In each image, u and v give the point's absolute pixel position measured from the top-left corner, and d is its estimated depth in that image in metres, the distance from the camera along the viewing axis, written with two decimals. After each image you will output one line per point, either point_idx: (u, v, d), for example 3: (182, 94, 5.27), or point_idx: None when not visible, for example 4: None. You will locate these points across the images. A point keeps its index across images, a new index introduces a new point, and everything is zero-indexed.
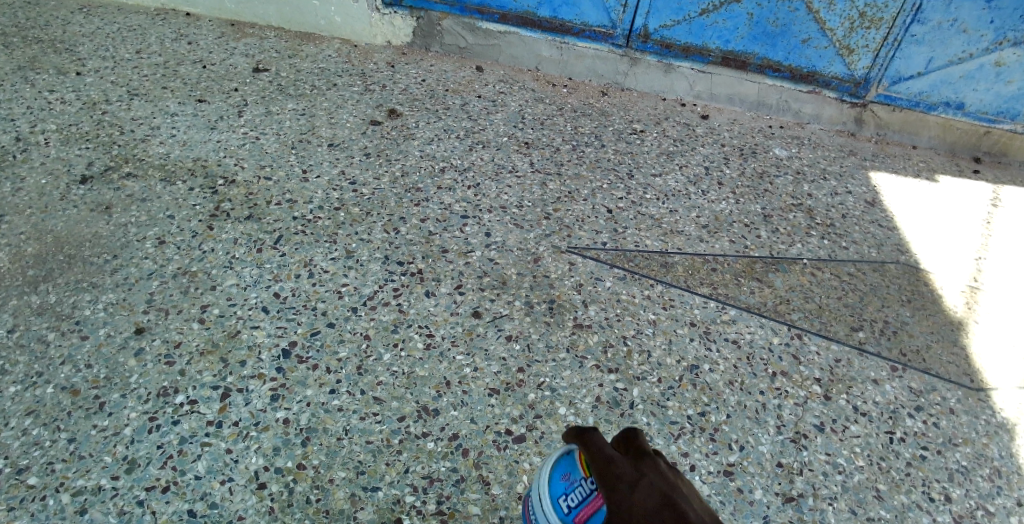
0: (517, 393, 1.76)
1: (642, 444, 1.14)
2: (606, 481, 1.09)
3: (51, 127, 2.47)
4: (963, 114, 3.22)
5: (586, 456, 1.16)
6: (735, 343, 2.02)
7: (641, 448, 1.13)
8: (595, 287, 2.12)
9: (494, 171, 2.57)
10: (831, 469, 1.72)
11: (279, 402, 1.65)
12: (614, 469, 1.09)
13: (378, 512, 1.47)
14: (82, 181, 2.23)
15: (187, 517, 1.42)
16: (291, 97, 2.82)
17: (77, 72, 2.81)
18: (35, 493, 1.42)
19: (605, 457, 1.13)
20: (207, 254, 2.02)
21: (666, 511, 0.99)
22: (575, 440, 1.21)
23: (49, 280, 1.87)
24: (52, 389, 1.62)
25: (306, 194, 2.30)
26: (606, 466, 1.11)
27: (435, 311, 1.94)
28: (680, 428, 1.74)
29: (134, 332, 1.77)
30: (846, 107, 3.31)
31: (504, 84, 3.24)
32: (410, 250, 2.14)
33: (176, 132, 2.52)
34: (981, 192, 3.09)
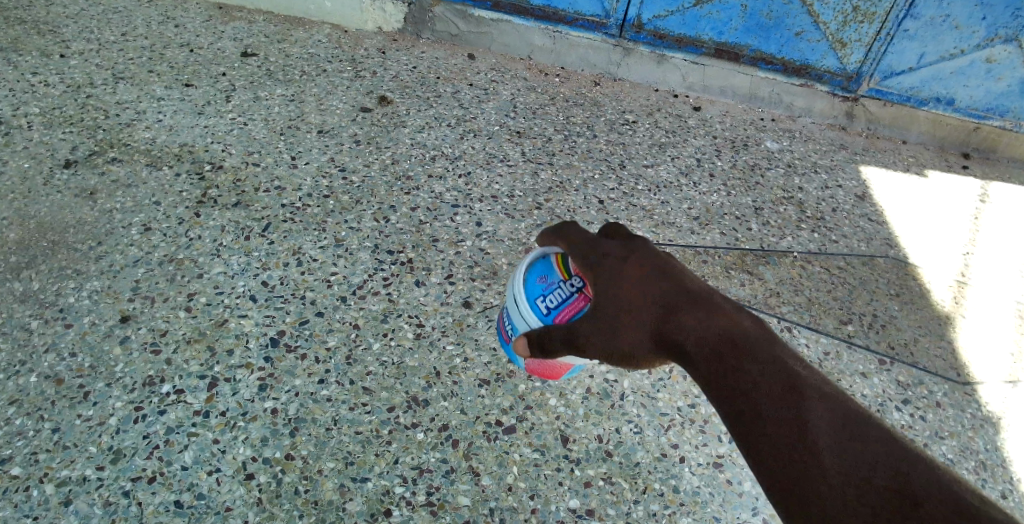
0: (508, 384, 1.75)
1: (626, 232, 1.24)
2: (594, 255, 1.19)
3: (34, 110, 2.41)
4: (953, 109, 3.24)
5: (572, 243, 1.25)
6: None
7: (627, 234, 1.22)
8: None
9: (485, 160, 2.55)
10: None
11: (267, 391, 1.63)
12: (601, 246, 1.20)
13: (368, 503, 1.47)
14: (66, 165, 2.19)
15: (174, 508, 1.41)
16: (279, 83, 2.77)
17: (61, 54, 2.74)
18: (18, 483, 1.40)
19: (593, 242, 1.22)
20: (194, 242, 1.99)
21: (661, 276, 1.11)
22: (554, 236, 1.30)
23: (32, 267, 1.84)
24: (36, 378, 1.59)
25: (295, 182, 2.27)
26: (594, 247, 1.21)
27: (425, 301, 1.93)
28: (669, 419, 1.75)
29: (119, 321, 1.74)
30: (837, 100, 3.31)
31: (496, 73, 3.20)
32: (400, 239, 2.12)
33: (163, 117, 2.47)
34: (969, 187, 3.12)
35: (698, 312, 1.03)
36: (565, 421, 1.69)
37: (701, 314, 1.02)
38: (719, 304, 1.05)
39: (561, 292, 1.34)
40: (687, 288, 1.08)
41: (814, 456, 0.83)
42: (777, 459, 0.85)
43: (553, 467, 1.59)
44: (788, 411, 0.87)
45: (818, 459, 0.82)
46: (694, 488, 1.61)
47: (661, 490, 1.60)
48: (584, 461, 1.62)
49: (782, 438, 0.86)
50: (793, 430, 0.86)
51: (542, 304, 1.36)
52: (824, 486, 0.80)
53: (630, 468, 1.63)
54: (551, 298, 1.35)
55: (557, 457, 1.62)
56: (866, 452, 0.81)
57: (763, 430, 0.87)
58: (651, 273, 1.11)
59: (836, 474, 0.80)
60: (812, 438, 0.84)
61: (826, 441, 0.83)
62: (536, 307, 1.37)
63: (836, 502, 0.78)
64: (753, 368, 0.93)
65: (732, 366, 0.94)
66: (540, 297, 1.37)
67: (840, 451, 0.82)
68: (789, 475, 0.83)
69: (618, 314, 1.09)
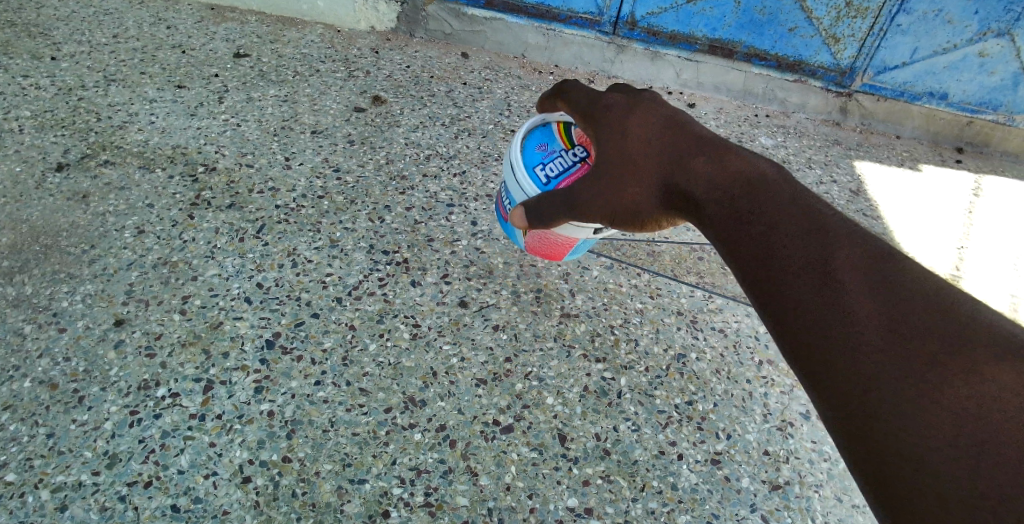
0: (505, 383, 1.75)
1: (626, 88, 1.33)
2: (597, 105, 1.28)
3: (25, 113, 2.40)
4: (946, 104, 3.24)
5: (573, 99, 1.34)
6: (722, 331, 2.02)
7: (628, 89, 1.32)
8: (582, 276, 2.10)
9: (480, 159, 2.55)
10: (816, 457, 1.74)
11: (263, 394, 1.63)
12: (605, 100, 1.27)
13: (366, 505, 1.46)
14: (58, 168, 2.17)
15: (171, 512, 1.40)
16: (273, 84, 2.76)
17: (52, 56, 2.73)
18: (13, 490, 1.39)
19: (593, 96, 1.31)
20: (188, 244, 1.98)
21: (668, 127, 1.20)
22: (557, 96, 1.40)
23: (25, 271, 1.83)
24: (30, 383, 1.58)
25: (289, 182, 2.26)
26: (604, 98, 1.28)
27: (421, 301, 1.92)
28: (667, 416, 1.75)
29: (114, 324, 1.73)
30: (831, 96, 3.31)
31: (490, 72, 3.19)
32: (396, 239, 2.11)
33: (155, 119, 2.46)
34: (963, 181, 3.13)
35: (712, 162, 1.12)
36: (562, 420, 1.69)
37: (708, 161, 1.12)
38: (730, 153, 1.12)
39: (562, 160, 1.50)
40: (701, 141, 1.17)
41: (835, 285, 0.87)
42: (798, 280, 0.91)
43: (551, 465, 1.59)
44: (806, 242, 0.93)
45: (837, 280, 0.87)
46: (692, 485, 1.61)
47: (659, 488, 1.60)
48: (582, 460, 1.62)
49: (799, 266, 0.91)
50: (814, 261, 0.90)
51: (543, 170, 1.51)
52: (842, 312, 0.85)
53: (628, 466, 1.62)
54: (552, 165, 1.50)
55: (555, 456, 1.61)
56: (891, 286, 0.84)
57: (776, 259, 0.94)
58: (665, 128, 1.20)
59: (859, 304, 0.84)
60: (834, 269, 0.88)
61: (848, 273, 0.87)
62: (536, 173, 1.51)
63: (854, 331, 0.83)
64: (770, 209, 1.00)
65: (745, 205, 1.03)
66: (540, 164, 1.52)
67: (866, 283, 0.86)
68: (806, 301, 0.88)
69: (628, 168, 1.19)
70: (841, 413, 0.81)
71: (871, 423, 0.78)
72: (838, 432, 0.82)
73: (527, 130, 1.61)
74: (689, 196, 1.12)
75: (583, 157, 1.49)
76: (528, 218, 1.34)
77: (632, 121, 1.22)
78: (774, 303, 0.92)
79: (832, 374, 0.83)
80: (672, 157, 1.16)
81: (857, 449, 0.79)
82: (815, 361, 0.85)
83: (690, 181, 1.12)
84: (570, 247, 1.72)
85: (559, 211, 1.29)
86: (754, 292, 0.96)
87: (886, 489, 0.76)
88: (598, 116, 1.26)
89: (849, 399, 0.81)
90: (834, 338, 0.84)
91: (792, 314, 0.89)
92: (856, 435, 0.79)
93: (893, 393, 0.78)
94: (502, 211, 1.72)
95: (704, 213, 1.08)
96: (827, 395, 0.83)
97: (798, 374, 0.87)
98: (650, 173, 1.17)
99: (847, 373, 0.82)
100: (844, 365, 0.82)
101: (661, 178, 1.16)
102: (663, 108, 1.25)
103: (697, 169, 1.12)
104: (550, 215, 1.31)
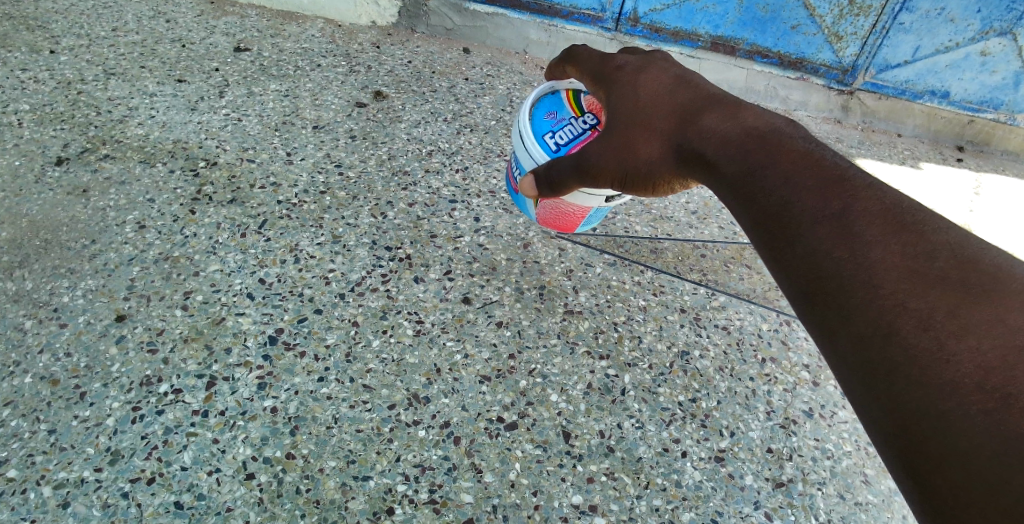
0: (509, 380, 1.74)
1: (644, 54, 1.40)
2: (613, 71, 1.36)
3: (24, 107, 2.38)
4: (948, 103, 3.24)
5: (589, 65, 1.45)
6: (725, 329, 2.02)
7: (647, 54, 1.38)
8: (585, 273, 2.09)
9: (483, 154, 2.53)
10: (820, 454, 1.74)
11: (266, 390, 1.62)
12: (623, 66, 1.35)
13: (370, 502, 1.46)
14: (58, 162, 2.16)
15: (174, 509, 1.39)
16: (274, 78, 2.75)
17: (50, 49, 2.70)
18: (15, 486, 1.39)
19: (611, 61, 1.39)
20: (189, 239, 1.97)
21: (683, 89, 1.25)
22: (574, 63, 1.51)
23: (25, 266, 1.81)
24: (30, 379, 1.57)
25: (291, 178, 2.24)
26: (618, 63, 1.37)
27: (424, 297, 1.92)
28: (671, 414, 1.75)
29: (115, 320, 1.72)
30: (833, 94, 3.31)
31: (491, 67, 3.17)
32: (398, 235, 2.10)
33: (155, 113, 2.44)
34: (964, 179, 3.13)
35: (725, 115, 1.14)
36: (566, 417, 1.69)
37: (721, 119, 1.14)
38: (747, 114, 1.14)
39: (571, 128, 1.51)
40: (715, 98, 1.20)
41: (848, 221, 0.87)
42: (816, 232, 0.89)
43: (556, 463, 1.59)
44: (819, 183, 0.93)
45: (857, 231, 0.85)
46: (696, 483, 1.61)
47: (664, 485, 1.59)
48: (586, 457, 1.61)
49: (812, 204, 0.92)
50: (827, 199, 0.91)
51: (554, 140, 1.52)
52: (856, 246, 0.84)
53: (632, 464, 1.62)
54: (562, 134, 1.51)
55: (559, 453, 1.61)
56: (908, 225, 0.84)
57: (788, 198, 0.95)
58: (679, 88, 1.25)
59: (874, 238, 0.84)
60: (849, 206, 0.88)
61: (863, 211, 0.87)
62: (546, 143, 1.52)
63: (869, 264, 0.82)
64: (786, 165, 0.99)
65: (757, 152, 1.05)
66: (550, 133, 1.53)
67: (881, 220, 0.85)
68: (819, 237, 0.88)
69: (639, 123, 1.24)
70: (853, 345, 0.79)
71: (884, 351, 0.76)
72: (849, 366, 0.79)
73: (536, 99, 1.62)
74: (699, 148, 1.14)
75: (593, 124, 1.49)
76: (543, 184, 1.44)
77: (645, 82, 1.29)
78: (786, 241, 0.92)
79: (844, 306, 0.82)
80: (685, 112, 1.20)
81: (869, 382, 0.77)
82: (826, 295, 0.84)
83: (700, 133, 1.15)
84: (583, 217, 1.73)
85: (571, 171, 1.36)
86: (764, 231, 0.97)
87: (898, 421, 0.73)
88: (613, 81, 1.35)
89: (861, 330, 0.79)
90: (847, 270, 0.83)
91: (803, 251, 0.89)
92: (868, 367, 0.77)
93: (908, 324, 0.76)
94: (515, 183, 1.74)
95: (715, 161, 1.10)
96: (839, 328, 0.81)
97: (809, 310, 0.86)
98: (663, 127, 1.21)
99: (860, 305, 0.80)
100: (857, 298, 0.81)
101: (673, 132, 1.20)
102: (679, 71, 1.30)
103: (709, 122, 1.15)
104: (565, 176, 1.37)
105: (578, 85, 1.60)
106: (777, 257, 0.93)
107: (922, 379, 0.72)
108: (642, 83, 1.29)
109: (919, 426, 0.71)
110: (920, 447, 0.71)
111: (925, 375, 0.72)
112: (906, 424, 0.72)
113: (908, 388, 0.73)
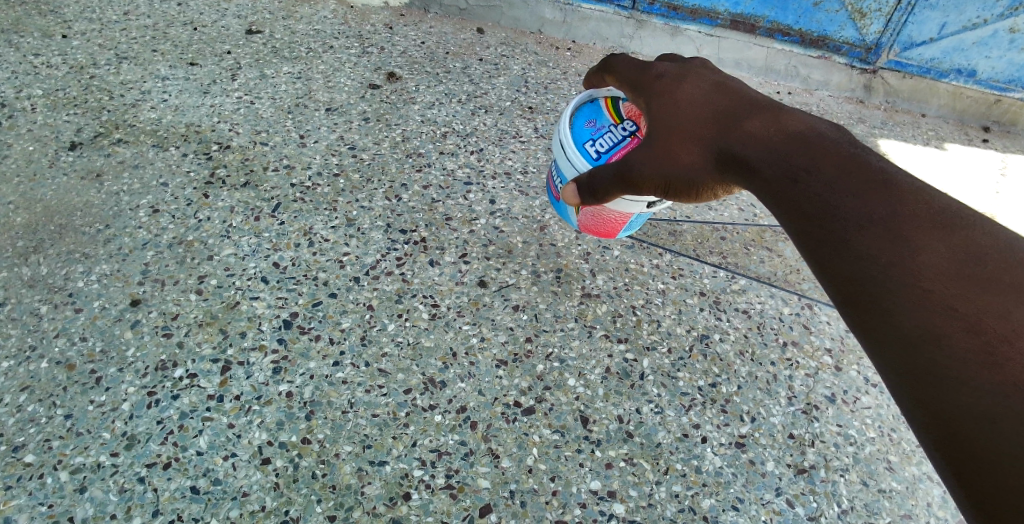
0: (526, 364, 1.72)
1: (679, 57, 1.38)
2: (645, 72, 1.33)
3: (37, 92, 2.37)
4: (974, 82, 3.14)
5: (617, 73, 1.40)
6: (746, 313, 1.97)
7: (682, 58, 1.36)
8: (602, 256, 2.05)
9: (498, 136, 2.49)
10: (843, 440, 1.70)
11: (281, 374, 1.61)
12: (656, 66, 1.33)
13: (386, 487, 1.45)
14: (72, 147, 2.15)
15: (190, 494, 1.39)
16: (286, 60, 2.71)
17: (63, 34, 2.69)
18: (32, 471, 1.39)
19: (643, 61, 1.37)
20: (203, 223, 1.96)
21: (720, 90, 1.22)
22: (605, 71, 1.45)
23: (40, 251, 1.81)
24: (47, 363, 1.57)
25: (304, 160, 2.22)
26: (657, 68, 1.32)
27: (440, 280, 1.89)
28: (690, 399, 1.71)
29: (130, 304, 1.72)
30: (855, 73, 3.22)
31: (505, 47, 3.11)
32: (413, 217, 2.07)
33: (168, 96, 2.43)
34: (990, 160, 3.03)
35: (765, 121, 1.12)
36: (584, 402, 1.66)
37: (757, 123, 1.12)
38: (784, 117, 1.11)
39: (611, 135, 1.47)
40: (755, 103, 1.17)
41: (891, 227, 0.84)
42: (857, 236, 0.86)
43: (574, 448, 1.57)
44: (862, 188, 0.91)
45: (899, 237, 0.83)
46: (716, 468, 1.58)
47: (683, 471, 1.57)
48: (605, 442, 1.59)
49: (855, 210, 0.89)
50: (870, 204, 0.88)
51: (594, 147, 1.48)
52: (901, 252, 0.81)
53: (651, 449, 1.60)
54: (602, 141, 1.47)
55: (577, 438, 1.59)
56: (954, 231, 0.81)
57: (828, 202, 0.92)
58: (718, 91, 1.22)
59: (920, 245, 0.81)
60: (892, 212, 0.86)
61: (907, 217, 0.84)
62: (586, 151, 1.48)
63: (913, 271, 0.79)
64: (825, 169, 0.97)
65: (796, 155, 1.02)
66: (590, 141, 1.49)
67: (927, 227, 0.82)
68: (862, 242, 0.86)
69: (673, 123, 1.21)
70: (894, 350, 0.77)
71: (927, 354, 0.74)
72: (891, 372, 0.77)
73: (575, 107, 1.58)
74: (737, 151, 1.11)
75: (633, 130, 1.45)
76: (581, 191, 1.35)
77: (684, 89, 1.24)
78: (825, 247, 0.89)
79: (887, 313, 0.79)
80: (721, 114, 1.18)
81: (911, 387, 0.74)
82: (866, 301, 0.82)
83: (739, 139, 1.12)
84: (624, 223, 1.69)
85: (612, 179, 1.26)
86: (804, 236, 0.94)
87: (942, 426, 0.71)
88: (648, 86, 1.30)
89: (903, 335, 0.77)
90: (891, 277, 0.81)
91: (845, 256, 0.86)
92: (907, 371, 0.75)
93: (953, 325, 0.73)
94: (555, 192, 1.71)
95: (752, 165, 1.07)
96: (881, 335, 0.79)
97: (852, 316, 0.83)
98: (700, 130, 1.18)
99: (903, 309, 0.78)
100: (901, 303, 0.78)
101: (710, 135, 1.16)
102: (720, 79, 1.26)
103: (748, 129, 1.12)
104: (604, 184, 1.28)
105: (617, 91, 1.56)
106: (819, 261, 0.90)
107: (965, 381, 0.70)
108: (680, 87, 1.25)
109: (958, 429, 0.70)
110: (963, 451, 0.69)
111: (968, 378, 0.70)
112: (950, 428, 0.70)
113: (951, 391, 0.71)
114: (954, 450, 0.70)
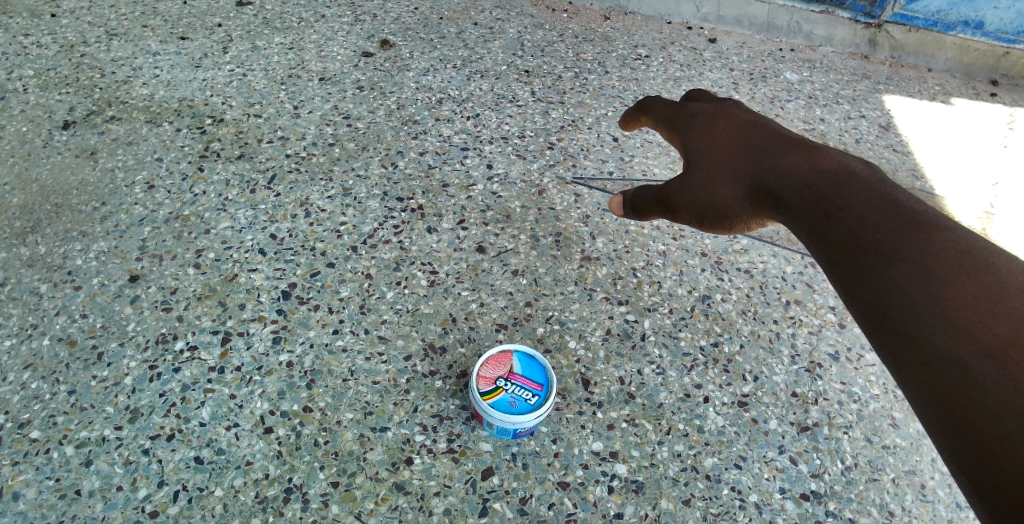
0: (526, 328, 1.72)
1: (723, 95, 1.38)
2: (679, 111, 1.36)
3: (28, 72, 2.33)
4: (981, 34, 3.08)
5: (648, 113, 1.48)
6: (748, 272, 1.96)
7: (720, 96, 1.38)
8: (602, 219, 2.03)
9: (494, 101, 2.44)
10: (847, 398, 1.70)
11: (281, 344, 1.61)
12: (690, 107, 1.35)
13: (388, 452, 1.45)
14: (65, 126, 2.12)
15: (194, 464, 1.40)
16: (277, 31, 2.66)
17: (51, 13, 2.64)
18: (38, 446, 1.40)
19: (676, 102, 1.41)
20: (199, 197, 1.94)
21: (752, 126, 1.19)
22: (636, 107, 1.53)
23: (38, 231, 1.80)
24: (48, 341, 1.57)
25: (298, 131, 2.19)
26: (688, 107, 1.35)
27: (438, 248, 1.88)
28: (692, 359, 1.71)
29: (129, 280, 1.71)
30: (859, 27, 3.13)
31: (501, 10, 3.02)
32: (409, 185, 2.05)
33: (160, 72, 2.39)
34: (997, 114, 2.97)
35: (793, 153, 1.05)
36: (585, 364, 1.66)
37: (787, 152, 1.07)
38: (815, 147, 1.05)
39: (517, 389, 1.50)
40: (781, 138, 1.12)
41: (913, 247, 0.76)
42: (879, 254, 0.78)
43: (575, 410, 1.57)
44: (882, 208, 0.83)
45: (920, 254, 0.74)
46: (719, 428, 1.58)
47: (685, 431, 1.57)
48: (606, 404, 1.59)
49: (874, 231, 0.81)
50: (892, 225, 0.80)
51: (519, 397, 1.48)
52: (924, 270, 0.73)
53: (653, 410, 1.60)
54: (514, 387, 1.50)
55: (578, 400, 1.59)
56: (978, 252, 0.72)
57: (848, 224, 0.84)
58: (749, 126, 1.19)
59: (941, 263, 0.72)
60: (914, 231, 0.77)
61: (930, 237, 0.76)
62: (538, 402, 1.48)
63: (936, 290, 0.70)
64: (847, 190, 0.89)
65: (821, 183, 0.95)
66: (502, 389, 1.49)
67: (946, 244, 0.74)
68: (879, 263, 0.77)
69: (705, 155, 1.20)
70: (918, 372, 0.67)
71: (948, 374, 0.65)
72: (918, 400, 0.67)
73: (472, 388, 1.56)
74: (761, 179, 1.07)
75: (529, 385, 1.51)
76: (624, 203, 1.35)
77: (717, 125, 1.23)
78: (847, 268, 0.80)
79: (910, 335, 0.69)
80: (750, 147, 1.14)
81: (936, 415, 0.65)
82: (889, 323, 0.72)
83: (763, 168, 1.07)
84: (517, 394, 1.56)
85: (653, 199, 1.27)
86: (827, 267, 0.85)
87: (971, 452, 0.62)
88: (681, 124, 1.31)
89: (925, 359, 0.67)
90: (909, 300, 0.71)
91: (861, 278, 0.78)
92: (931, 394, 0.66)
93: (975, 350, 0.64)
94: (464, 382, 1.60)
95: (778, 192, 1.00)
96: (904, 358, 0.69)
97: (876, 347, 0.74)
98: (731, 164, 1.15)
99: (923, 333, 0.68)
100: (921, 324, 0.69)
101: (732, 166, 1.14)
102: (754, 117, 1.22)
103: (770, 159, 1.08)
104: (647, 202, 1.29)
105: (517, 348, 1.58)
106: (841, 286, 0.81)
107: (988, 405, 0.61)
108: (714, 120, 1.25)
109: (986, 449, 0.60)
110: (994, 481, 0.60)
111: (992, 399, 0.61)
112: (978, 455, 0.61)
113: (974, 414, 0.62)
114: (989, 479, 0.60)
